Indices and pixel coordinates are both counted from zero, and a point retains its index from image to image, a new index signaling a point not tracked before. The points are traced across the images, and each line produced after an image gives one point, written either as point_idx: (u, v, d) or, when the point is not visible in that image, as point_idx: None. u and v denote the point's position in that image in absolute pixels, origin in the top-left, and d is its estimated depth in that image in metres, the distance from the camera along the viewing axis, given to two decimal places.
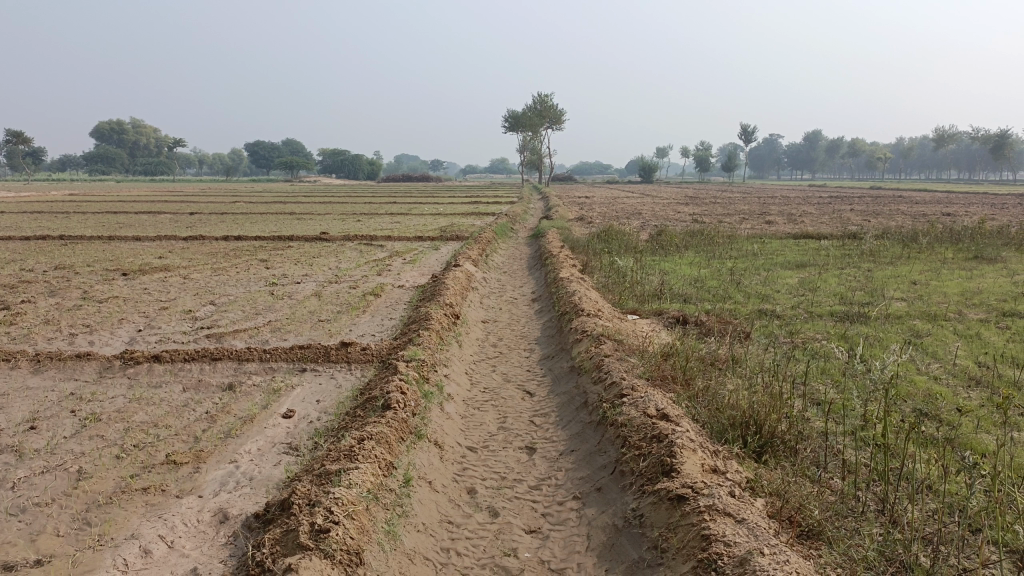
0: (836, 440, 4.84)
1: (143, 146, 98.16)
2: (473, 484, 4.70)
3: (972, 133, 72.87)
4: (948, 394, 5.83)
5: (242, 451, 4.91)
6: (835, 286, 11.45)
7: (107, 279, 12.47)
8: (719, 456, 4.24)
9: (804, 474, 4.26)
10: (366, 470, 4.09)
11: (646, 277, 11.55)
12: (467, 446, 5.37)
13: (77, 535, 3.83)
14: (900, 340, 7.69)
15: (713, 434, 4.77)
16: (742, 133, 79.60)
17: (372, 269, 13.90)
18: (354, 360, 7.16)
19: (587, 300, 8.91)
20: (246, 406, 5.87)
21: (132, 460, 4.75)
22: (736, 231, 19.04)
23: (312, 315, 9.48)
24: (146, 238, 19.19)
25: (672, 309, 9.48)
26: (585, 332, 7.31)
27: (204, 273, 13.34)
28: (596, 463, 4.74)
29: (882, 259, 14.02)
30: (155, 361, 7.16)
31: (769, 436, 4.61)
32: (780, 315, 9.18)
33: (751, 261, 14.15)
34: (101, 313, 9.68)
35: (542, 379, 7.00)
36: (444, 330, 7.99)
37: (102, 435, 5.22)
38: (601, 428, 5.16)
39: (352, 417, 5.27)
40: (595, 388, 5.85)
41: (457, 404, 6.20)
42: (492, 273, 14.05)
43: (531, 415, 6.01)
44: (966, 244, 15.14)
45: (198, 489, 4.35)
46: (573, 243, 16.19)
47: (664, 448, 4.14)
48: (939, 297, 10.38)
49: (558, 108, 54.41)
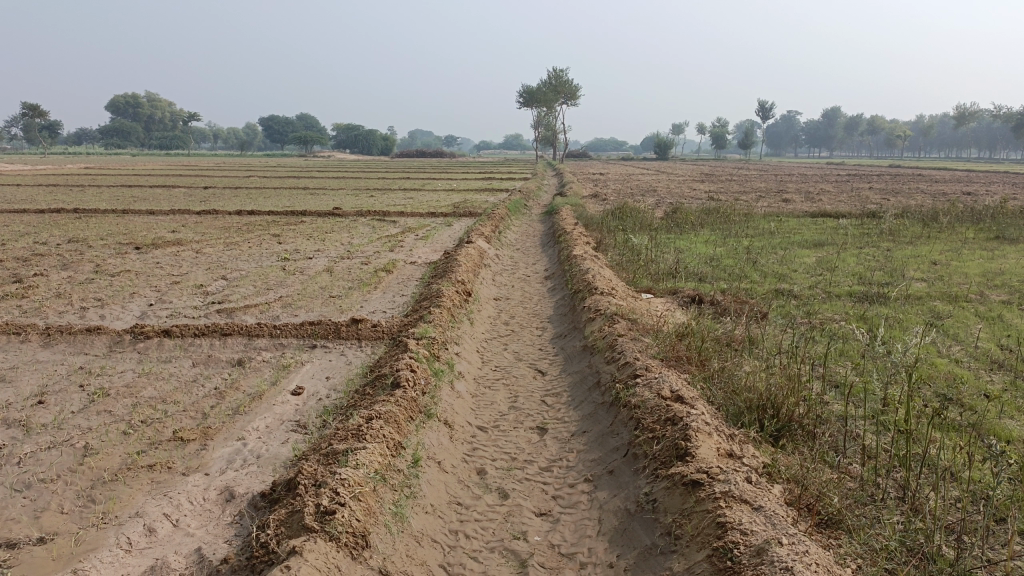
0: (856, 424, 4.71)
1: (158, 120, 98.13)
2: (483, 464, 4.63)
3: (994, 111, 71.57)
4: (971, 377, 5.69)
5: (250, 428, 4.86)
6: (854, 265, 11.25)
7: (120, 253, 12.46)
8: (735, 440, 4.13)
9: (822, 459, 4.15)
10: (373, 450, 4.02)
11: (661, 255, 11.40)
12: (477, 426, 5.30)
13: (81, 513, 3.79)
14: (920, 322, 7.54)
15: (729, 417, 4.66)
16: (759, 110, 78.63)
17: (385, 245, 13.82)
18: (365, 336, 7.09)
19: (600, 278, 8.79)
20: (254, 382, 5.82)
21: (139, 437, 4.71)
22: (753, 209, 18.78)
23: (324, 291, 9.40)
24: (160, 212, 19.19)
25: (686, 289, 9.34)
26: (598, 311, 7.20)
27: (217, 247, 13.31)
28: (608, 444, 4.65)
29: (901, 239, 13.79)
30: (165, 335, 7.12)
31: (787, 420, 4.49)
32: (797, 294, 9.03)
33: (768, 240, 13.95)
34: (113, 287, 9.65)
35: (554, 358, 6.91)
36: (456, 308, 7.91)
37: (110, 411, 5.18)
38: (613, 409, 5.07)
39: (361, 395, 5.20)
40: (608, 368, 5.75)
41: (467, 382, 6.13)
42: (505, 250, 13.95)
43: (542, 394, 5.93)
44: (988, 224, 14.84)
45: (204, 467, 4.30)
46: (587, 220, 16.04)
47: (678, 432, 4.04)
48: (960, 278, 10.19)
49: (572, 83, 53.89)
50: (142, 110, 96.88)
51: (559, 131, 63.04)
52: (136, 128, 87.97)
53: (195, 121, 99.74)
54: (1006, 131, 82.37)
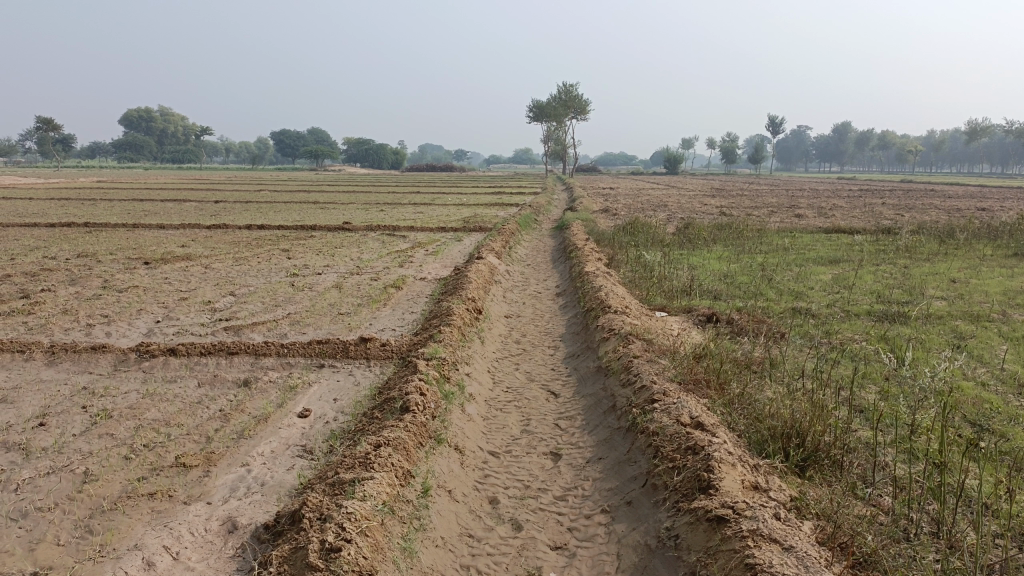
0: (884, 453, 4.51)
1: (170, 134, 98.71)
2: (495, 493, 4.45)
3: (1006, 126, 71.11)
4: (1000, 402, 5.47)
5: (254, 453, 4.71)
6: (871, 283, 11.04)
7: (128, 268, 12.38)
8: (760, 472, 3.95)
9: (851, 491, 3.96)
10: (382, 480, 3.85)
11: (674, 271, 11.22)
12: (489, 451, 5.13)
13: (77, 545, 3.64)
14: (943, 343, 7.32)
15: (752, 445, 4.48)
16: (770, 124, 78.46)
17: (394, 261, 13.70)
18: (374, 356, 6.94)
19: (613, 296, 8.61)
20: (260, 404, 5.66)
21: (141, 462, 4.56)
22: (766, 224, 18.60)
23: (332, 308, 9.27)
24: (170, 226, 19.17)
25: (701, 307, 9.16)
26: (612, 330, 7.02)
27: (226, 262, 13.23)
28: (625, 473, 4.47)
29: (917, 256, 13.56)
30: (171, 354, 6.99)
31: (813, 449, 4.29)
32: (815, 313, 8.82)
33: (782, 256, 13.75)
34: (120, 303, 9.55)
35: (567, 379, 6.74)
36: (466, 326, 7.74)
37: (112, 434, 5.04)
38: (630, 435, 4.89)
39: (370, 419, 5.04)
40: (623, 392, 5.57)
41: (478, 405, 5.96)
42: (515, 266, 13.81)
43: (555, 417, 5.76)
44: (1006, 240, 14.61)
45: (206, 495, 4.15)
46: (598, 235, 15.89)
47: (700, 462, 3.86)
48: (981, 296, 9.96)
49: (582, 98, 53.92)
50: (154, 124, 97.51)
51: (569, 146, 63.08)
52: (149, 142, 88.58)
53: (207, 135, 100.34)
54: (1019, 146, 81.86)
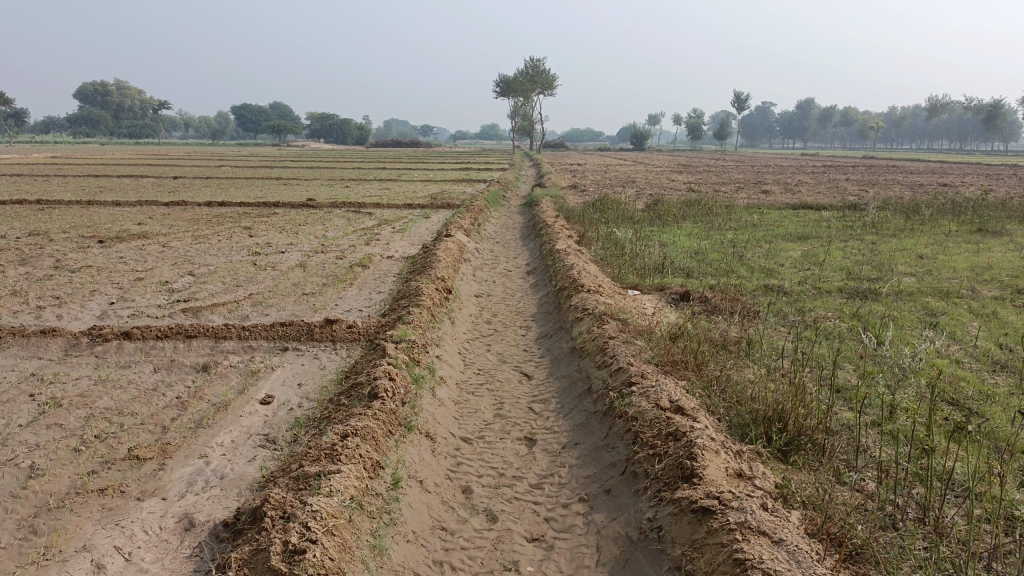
0: (865, 436, 4.41)
1: (127, 109, 95.81)
2: (468, 482, 4.28)
3: (965, 104, 72.18)
4: (976, 380, 5.42)
5: (213, 443, 4.46)
6: (841, 259, 11.02)
7: (82, 247, 11.89)
8: (743, 458, 3.82)
9: (835, 476, 3.85)
10: (349, 474, 3.63)
11: (646, 248, 11.08)
12: (461, 437, 4.94)
13: (20, 547, 3.38)
14: (915, 320, 7.27)
15: (733, 430, 4.35)
16: (735, 100, 78.57)
17: (360, 238, 13.38)
18: (340, 338, 6.69)
19: (586, 274, 8.44)
20: (220, 391, 5.39)
21: (91, 455, 4.30)
22: (734, 201, 18.55)
23: (297, 288, 8.98)
24: (127, 203, 18.56)
25: (674, 285, 9.05)
26: (586, 310, 6.84)
27: (185, 241, 12.81)
28: (604, 460, 4.32)
29: (885, 232, 13.59)
30: (126, 338, 6.67)
31: (796, 434, 4.17)
32: (788, 290, 8.74)
33: (752, 233, 13.69)
34: (72, 284, 9.14)
35: (540, 360, 6.57)
36: (436, 306, 7.53)
37: (61, 424, 4.75)
38: (607, 419, 4.73)
39: (336, 406, 4.82)
40: (599, 374, 5.41)
41: (450, 389, 5.78)
42: (485, 243, 13.58)
43: (529, 401, 5.59)
44: (970, 215, 14.70)
45: (162, 491, 3.91)
46: (568, 212, 15.70)
47: (682, 449, 3.72)
48: (949, 272, 9.97)
49: (550, 73, 53.26)
50: (111, 98, 94.79)
51: (536, 122, 62.62)
52: (106, 117, 86.03)
53: (165, 109, 97.86)
54: (978, 122, 83.27)
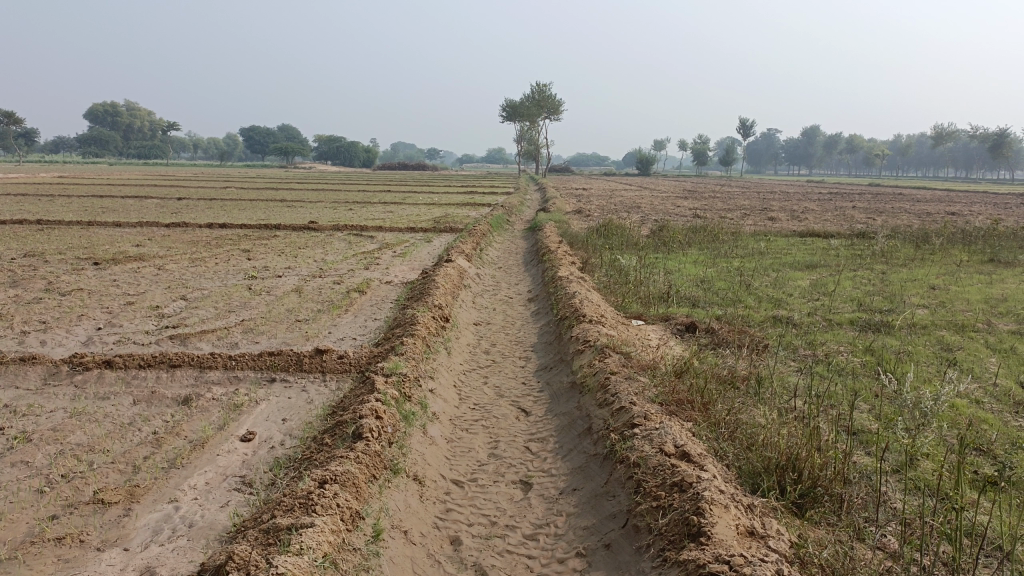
0: (884, 485, 4.09)
1: (137, 130, 96.32)
2: (458, 532, 3.97)
3: (971, 133, 72.04)
4: (998, 422, 5.11)
5: (185, 486, 4.17)
6: (850, 289, 10.72)
7: (76, 269, 11.68)
8: (754, 513, 3.52)
9: (852, 531, 3.55)
10: (323, 528, 3.35)
11: (650, 276, 10.81)
12: (452, 480, 4.64)
13: None
14: (931, 355, 6.96)
15: (743, 479, 4.05)
16: (740, 127, 78.69)
17: (359, 263, 13.14)
18: (329, 369, 6.41)
19: (588, 303, 8.16)
20: (198, 426, 5.10)
21: (53, 497, 4.00)
22: (741, 228, 18.30)
23: (290, 314, 8.72)
24: (127, 224, 18.40)
25: (679, 315, 8.76)
26: (587, 343, 6.55)
27: (181, 263, 12.59)
28: (603, 509, 4.01)
29: (894, 261, 13.30)
30: (107, 367, 6.40)
31: (810, 484, 3.87)
32: (797, 322, 8.43)
33: (759, 261, 13.41)
34: (60, 308, 8.88)
35: (539, 394, 6.27)
36: (432, 336, 7.25)
37: (27, 462, 4.46)
38: (608, 463, 4.43)
39: (320, 445, 4.54)
40: (600, 413, 5.11)
41: (442, 425, 5.49)
42: (486, 269, 13.34)
43: (525, 439, 5.29)
44: (981, 245, 14.40)
45: (124, 540, 3.61)
46: (571, 237, 15.48)
47: (689, 503, 3.42)
48: (963, 304, 9.67)
49: (556, 98, 53.41)
50: (120, 119, 95.46)
51: (542, 146, 62.65)
52: (114, 138, 86.57)
53: (173, 130, 98.47)
54: (983, 152, 83.19)
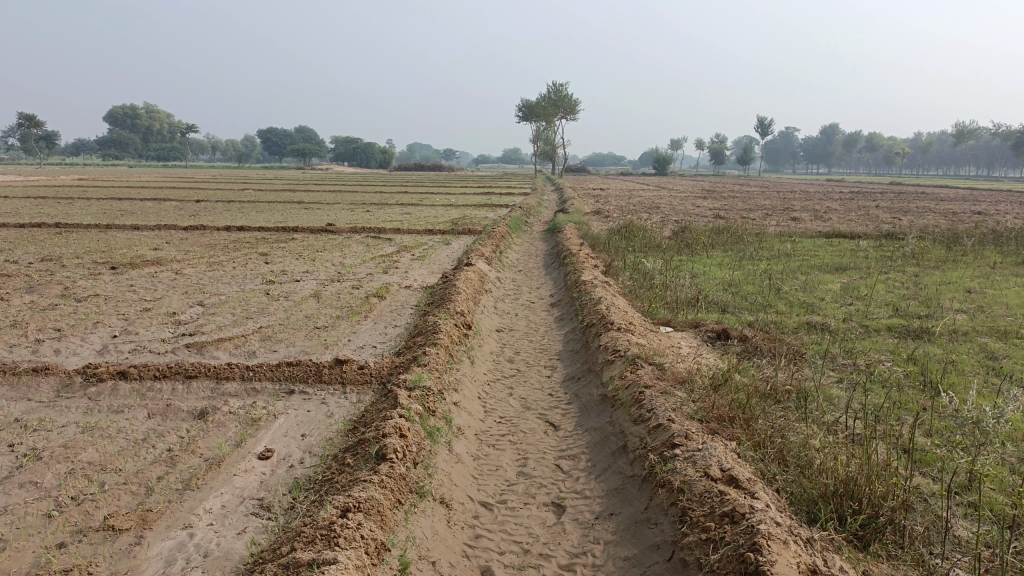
0: (948, 511, 3.80)
1: (156, 132, 96.88)
2: (489, 562, 3.71)
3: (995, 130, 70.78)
4: None
5: (200, 511, 3.95)
6: (884, 293, 10.35)
7: (92, 274, 11.55)
8: (814, 548, 3.25)
9: (921, 565, 3.25)
10: (347, 563, 3.11)
11: (676, 280, 10.51)
12: (481, 502, 4.39)
13: None
14: (977, 364, 6.61)
15: (797, 508, 3.76)
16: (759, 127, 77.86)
17: (378, 266, 12.94)
18: (349, 381, 6.18)
19: (615, 310, 7.88)
20: (214, 443, 4.87)
21: (62, 522, 3.79)
22: (765, 229, 17.92)
23: (309, 321, 8.49)
24: (145, 227, 18.26)
25: (708, 321, 8.46)
26: (617, 353, 6.26)
27: (199, 267, 12.43)
28: (645, 539, 3.75)
29: (926, 263, 12.90)
30: (121, 378, 6.19)
31: (872, 514, 3.57)
32: (832, 328, 8.09)
33: (786, 263, 13.05)
34: (75, 315, 8.71)
35: (568, 407, 6.00)
36: (455, 345, 6.99)
37: (36, 482, 4.25)
38: (647, 487, 4.16)
39: (341, 465, 4.30)
40: (635, 431, 4.84)
41: (468, 441, 5.23)
42: (506, 272, 13.08)
43: (556, 456, 5.03)
44: (1014, 247, 13.94)
45: (135, 572, 3.39)
46: (592, 239, 15.19)
47: (744, 537, 3.14)
48: (1002, 309, 9.30)
49: (571, 97, 52.88)
50: (139, 122, 96.16)
51: (558, 146, 62.29)
52: (135, 140, 87.28)
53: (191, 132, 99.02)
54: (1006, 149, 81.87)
